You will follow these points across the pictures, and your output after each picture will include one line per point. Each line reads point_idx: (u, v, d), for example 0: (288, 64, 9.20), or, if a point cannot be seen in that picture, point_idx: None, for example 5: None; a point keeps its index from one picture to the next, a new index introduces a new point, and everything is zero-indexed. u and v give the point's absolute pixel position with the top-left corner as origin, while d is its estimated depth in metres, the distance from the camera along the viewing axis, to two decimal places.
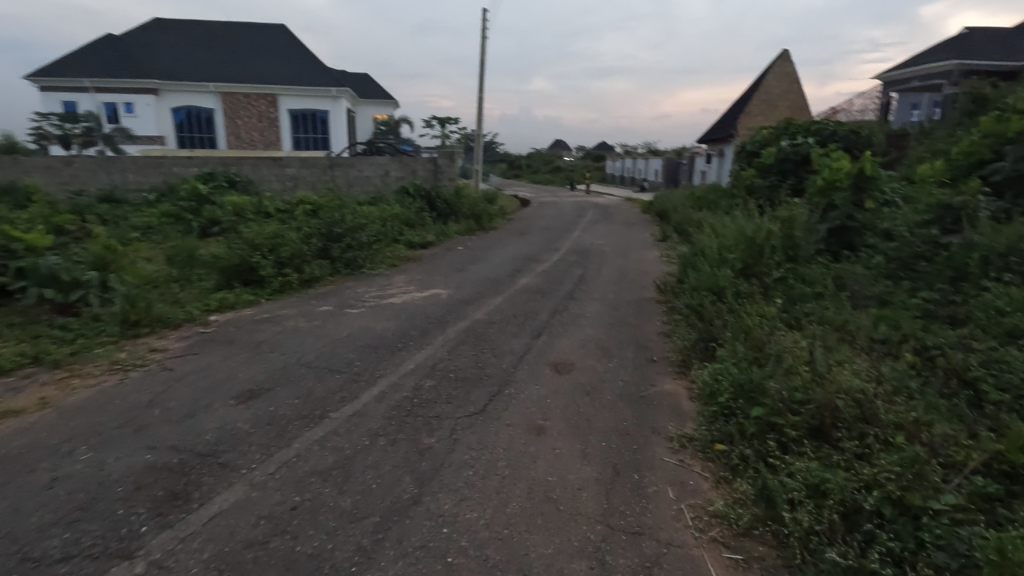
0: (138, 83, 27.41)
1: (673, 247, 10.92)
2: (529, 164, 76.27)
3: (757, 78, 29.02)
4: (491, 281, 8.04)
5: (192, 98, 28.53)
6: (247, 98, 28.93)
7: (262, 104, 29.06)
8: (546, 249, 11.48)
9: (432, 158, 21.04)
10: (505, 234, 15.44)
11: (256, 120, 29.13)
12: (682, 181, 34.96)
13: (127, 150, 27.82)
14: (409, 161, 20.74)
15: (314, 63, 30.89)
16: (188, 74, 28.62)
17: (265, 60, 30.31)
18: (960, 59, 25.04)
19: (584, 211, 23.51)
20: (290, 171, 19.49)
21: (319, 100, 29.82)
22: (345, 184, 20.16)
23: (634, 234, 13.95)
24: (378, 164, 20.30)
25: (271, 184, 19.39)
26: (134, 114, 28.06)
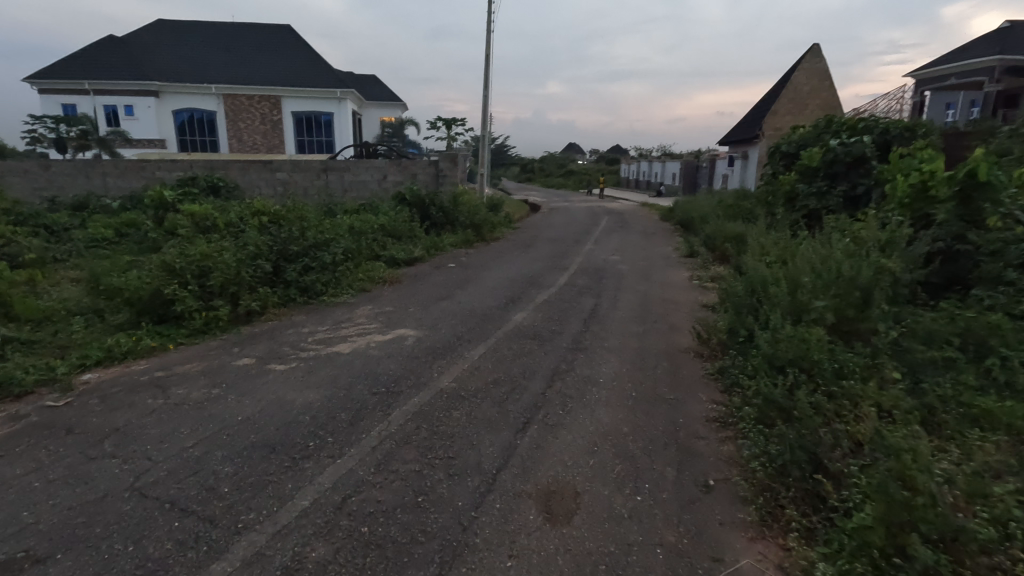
0: (135, 84, 26.19)
1: (704, 266, 9.13)
2: (542, 168, 74.52)
3: (784, 75, 26.98)
4: (476, 316, 6.32)
5: (191, 100, 27.26)
6: (248, 99, 27.56)
7: (266, 106, 27.65)
8: (553, 267, 9.69)
9: (432, 162, 19.40)
10: (508, 245, 13.69)
11: (257, 121, 27.77)
12: (702, 186, 32.95)
13: (124, 154, 26.71)
14: (407, 164, 19.12)
15: (316, 62, 29.46)
16: (186, 75, 27.38)
17: (265, 59, 28.94)
18: (1002, 55, 22.82)
19: (598, 218, 21.69)
20: (281, 175, 18.01)
21: (322, 101, 28.43)
22: (339, 190, 18.60)
23: (655, 248, 12.17)
24: (375, 167, 18.70)
25: (262, 189, 17.95)
26: (130, 116, 26.82)
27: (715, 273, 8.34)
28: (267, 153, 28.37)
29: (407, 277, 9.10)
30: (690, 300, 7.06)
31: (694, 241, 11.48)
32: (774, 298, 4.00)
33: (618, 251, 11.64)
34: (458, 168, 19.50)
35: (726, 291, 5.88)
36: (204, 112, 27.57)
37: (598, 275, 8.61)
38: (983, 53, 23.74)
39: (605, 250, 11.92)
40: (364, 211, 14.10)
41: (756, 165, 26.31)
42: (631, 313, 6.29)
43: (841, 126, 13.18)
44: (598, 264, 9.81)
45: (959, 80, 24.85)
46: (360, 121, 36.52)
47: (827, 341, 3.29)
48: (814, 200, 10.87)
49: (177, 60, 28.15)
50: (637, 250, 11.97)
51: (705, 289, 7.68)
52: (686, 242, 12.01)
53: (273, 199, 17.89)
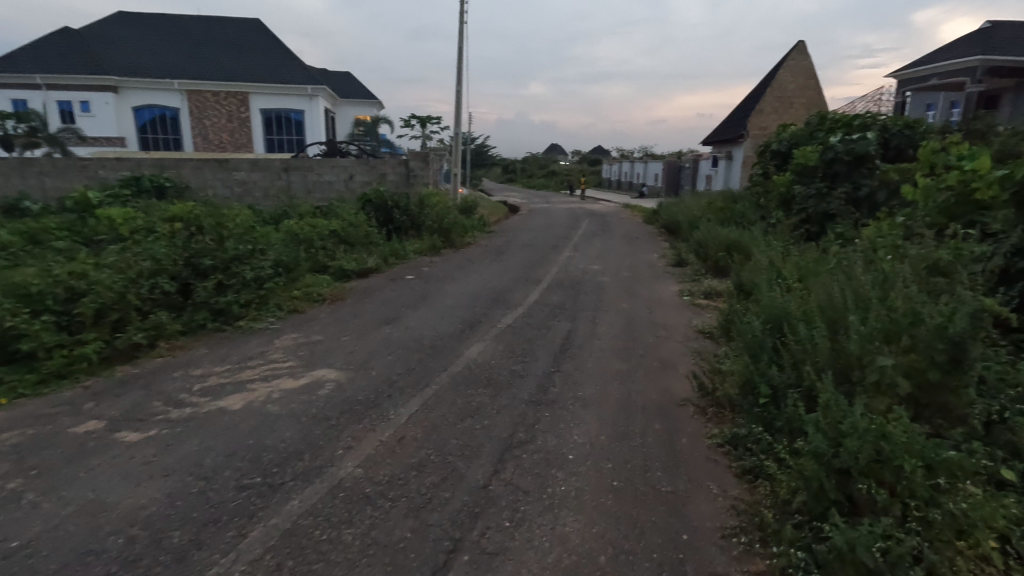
0: (91, 78, 24.34)
1: (695, 279, 8.04)
2: (523, 168, 73.47)
3: (769, 73, 26.24)
4: (421, 348, 5.10)
5: (153, 96, 25.49)
6: (216, 96, 25.86)
7: (233, 103, 26.01)
8: (526, 279, 8.51)
9: (402, 161, 18.13)
10: (480, 252, 12.50)
11: (222, 118, 26.04)
12: (685, 187, 32.15)
13: (79, 153, 24.74)
14: (375, 163, 17.83)
15: (284, 56, 27.90)
16: (147, 69, 25.61)
17: (229, 52, 27.32)
18: (984, 55, 22.15)
19: (579, 221, 20.61)
20: (238, 175, 16.59)
21: (292, 99, 26.70)
22: (301, 191, 17.22)
23: (639, 256, 11.09)
24: (340, 166, 17.36)
25: (217, 190, 16.51)
26: (86, 113, 24.88)
27: (709, 289, 7.23)
28: (234, 152, 26.52)
29: (353, 292, 7.86)
30: (681, 323, 5.93)
31: (682, 249, 10.41)
32: (811, 347, 2.86)
33: (598, 259, 10.53)
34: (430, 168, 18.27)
35: (730, 319, 4.74)
36: (168, 110, 25.83)
37: (576, 291, 7.44)
38: (966, 52, 23.28)
39: (584, 258, 10.80)
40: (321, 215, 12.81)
41: (741, 165, 25.54)
42: (612, 344, 5.13)
43: (836, 123, 12.23)
44: (576, 276, 8.67)
45: (941, 79, 24.36)
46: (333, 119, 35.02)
47: (907, 429, 2.15)
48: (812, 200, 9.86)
49: (137, 53, 26.35)
50: (620, 257, 10.88)
51: (698, 308, 6.57)
52: (673, 250, 10.94)
53: (229, 201, 16.46)
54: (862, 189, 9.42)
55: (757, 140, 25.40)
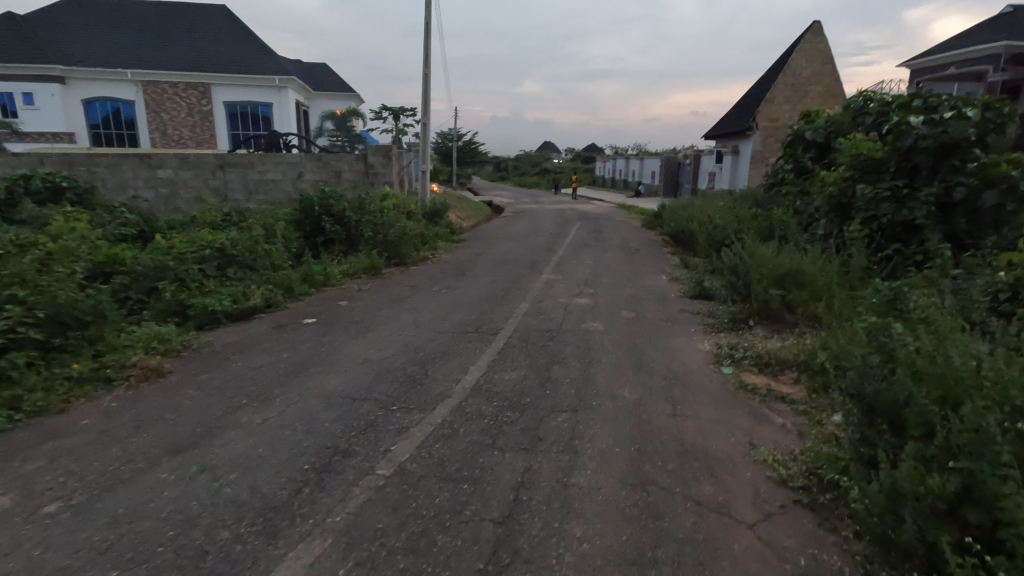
0: (34, 66, 20.15)
1: (737, 331, 5.23)
2: (514, 167, 70.88)
3: (780, 58, 23.38)
4: (169, 566, 2.23)
5: (108, 88, 21.46)
6: (175, 87, 21.82)
7: (193, 95, 22.08)
8: (481, 327, 5.62)
9: (358, 156, 15.25)
10: (440, 271, 9.69)
11: (182, 113, 22.11)
12: (686, 187, 29.51)
13: (12, 149, 20.36)
14: (326, 159, 14.91)
15: (254, 47, 24.04)
16: (96, 57, 21.69)
17: (190, 40, 23.35)
18: (1009, 39, 19.31)
19: (568, 225, 17.91)
20: (163, 173, 13.64)
21: (259, 91, 22.91)
22: (239, 193, 14.28)
23: (642, 279, 8.31)
24: (285, 162, 14.43)
25: (137, 192, 13.57)
26: (30, 106, 20.62)
27: (766, 356, 4.42)
28: (197, 148, 22.79)
29: (199, 356, 4.97)
30: (735, 452, 3.10)
31: (706, 277, 7.55)
32: None
33: (585, 286, 7.73)
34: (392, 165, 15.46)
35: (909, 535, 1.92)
36: (123, 103, 21.78)
37: (547, 360, 4.59)
38: (990, 37, 20.38)
39: (564, 283, 7.98)
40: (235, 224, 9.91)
41: (749, 162, 23.00)
42: (604, 547, 2.29)
43: (894, 105, 9.49)
44: (555, 320, 5.84)
45: (960, 68, 21.61)
46: (304, 113, 32.07)
47: None
48: (882, 204, 7.08)
49: (85, 38, 22.33)
50: (618, 281, 8.11)
51: (755, 406, 3.75)
52: (692, 275, 8.14)
53: (153, 206, 13.57)
54: (957, 190, 6.66)
55: (767, 132, 22.70)
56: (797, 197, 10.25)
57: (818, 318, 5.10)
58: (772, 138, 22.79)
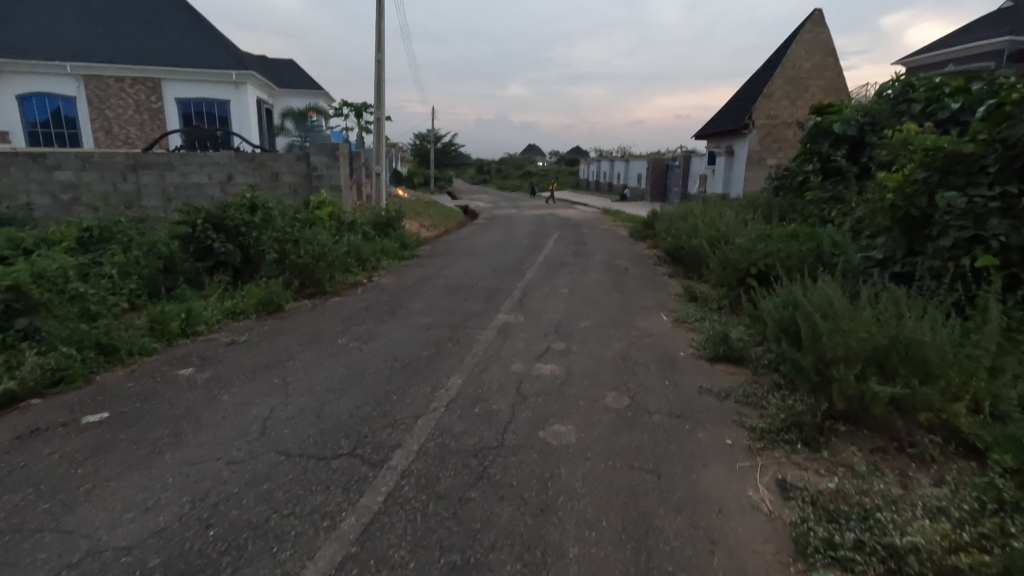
0: None
1: (817, 466, 2.95)
2: (497, 170, 68.78)
3: (777, 50, 21.31)
4: None
5: (44, 81, 17.58)
6: (121, 83, 18.06)
7: (141, 90, 18.29)
8: (366, 441, 3.25)
9: (298, 156, 12.70)
10: (371, 303, 7.38)
11: (128, 110, 18.27)
12: (676, 190, 27.52)
13: None
14: (260, 158, 12.28)
15: (213, 31, 19.96)
16: (24, 45, 17.61)
17: (139, 26, 19.35)
18: (1012, 34, 16.98)
19: (547, 235, 15.71)
20: (60, 175, 10.91)
21: (213, 87, 18.88)
22: (155, 199, 11.50)
23: (635, 321, 5.99)
24: (212, 162, 11.71)
25: (24, 198, 10.85)
26: None
27: (908, 556, 2.15)
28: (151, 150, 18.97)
29: None
30: None
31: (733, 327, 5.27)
32: None
33: (551, 335, 5.41)
34: (340, 166, 13.02)
35: None
36: (64, 101, 17.91)
37: (452, 563, 2.24)
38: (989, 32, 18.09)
39: (521, 329, 5.66)
40: (102, 251, 7.53)
41: (745, 163, 20.97)
42: None
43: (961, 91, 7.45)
44: (495, 423, 3.48)
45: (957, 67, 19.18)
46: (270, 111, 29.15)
47: None
48: (986, 218, 4.89)
49: (7, 26, 18.07)
50: (602, 325, 5.79)
51: None
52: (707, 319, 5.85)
53: (47, 215, 10.88)
54: None
55: (764, 131, 20.71)
56: (829, 207, 8.09)
57: (957, 435, 2.86)
58: (770, 137, 20.78)
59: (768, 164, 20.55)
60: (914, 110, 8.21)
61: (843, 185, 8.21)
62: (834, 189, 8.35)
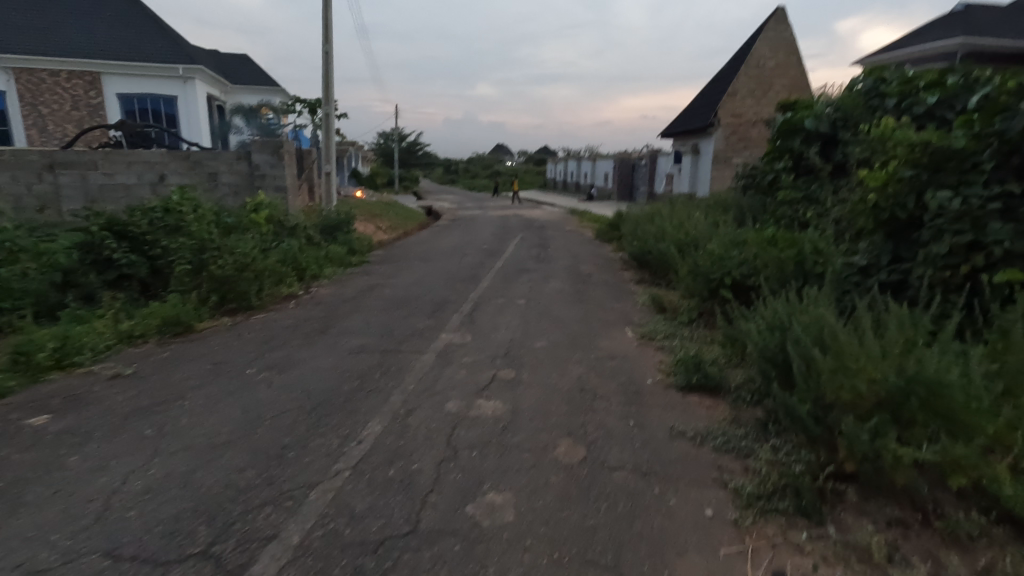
0: None
1: (825, 553, 2.26)
2: (464, 169, 67.80)
3: (742, 48, 21.07)
4: None
5: None
6: (55, 76, 16.15)
7: (79, 85, 16.45)
8: (230, 532, 2.41)
9: (237, 154, 11.51)
10: (302, 320, 6.47)
11: (65, 106, 16.37)
12: (642, 190, 27.18)
13: None
14: (195, 156, 11.07)
15: (159, 23, 18.28)
16: None
17: (74, 15, 17.56)
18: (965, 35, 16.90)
19: (509, 237, 14.99)
20: None
21: (159, 83, 17.11)
22: (76, 203, 10.16)
23: (598, 340, 5.27)
24: (140, 160, 10.54)
25: None
26: None
27: None
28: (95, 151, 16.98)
29: None
30: None
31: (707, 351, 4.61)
32: None
33: (500, 360, 4.65)
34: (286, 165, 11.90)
35: None
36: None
37: None
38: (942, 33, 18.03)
39: (465, 352, 4.87)
40: None
41: (711, 162, 20.67)
42: None
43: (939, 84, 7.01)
44: (413, 494, 2.69)
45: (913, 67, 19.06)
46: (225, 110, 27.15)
47: None
48: (986, 221, 4.36)
49: None
50: (560, 346, 5.05)
51: None
52: (678, 339, 5.17)
53: None
54: None
55: (730, 130, 20.44)
56: (804, 207, 7.57)
57: (1000, 505, 2.22)
58: (736, 136, 20.52)
59: (733, 163, 20.29)
60: (887, 105, 7.78)
61: (816, 184, 7.71)
62: (807, 188, 7.84)
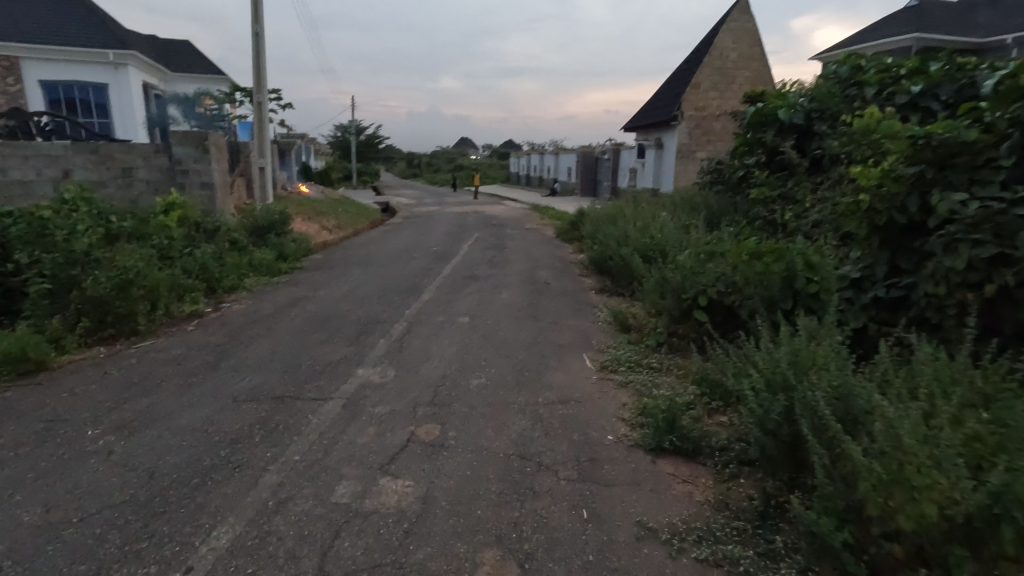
0: None
1: None
2: (426, 164, 66.18)
3: (704, 39, 20.50)
4: None
5: None
6: None
7: None
8: None
9: (156, 147, 10.00)
10: (195, 349, 5.34)
11: None
12: (605, 185, 26.49)
13: None
14: (105, 149, 9.59)
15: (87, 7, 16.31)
16: None
17: None
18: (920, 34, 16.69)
19: (464, 236, 13.97)
20: None
21: (86, 70, 15.15)
22: None
23: (549, 373, 4.35)
24: (41, 155, 9.15)
25: None
26: None
27: None
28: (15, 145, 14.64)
29: None
30: None
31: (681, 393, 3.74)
32: None
33: (424, 409, 3.67)
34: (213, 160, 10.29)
35: None
36: None
37: None
38: (898, 28, 17.76)
39: (380, 397, 3.87)
40: None
41: (675, 157, 20.07)
42: None
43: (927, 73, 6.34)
44: None
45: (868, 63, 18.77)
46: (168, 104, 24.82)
47: None
48: (1011, 230, 3.58)
49: None
50: (501, 384, 4.10)
51: None
52: (645, 373, 4.30)
53: None
54: None
55: (694, 123, 19.87)
56: (780, 207, 6.83)
57: None
58: (699, 130, 19.98)
59: (698, 158, 19.73)
60: (867, 94, 7.11)
61: (793, 181, 6.99)
62: (783, 186, 7.09)
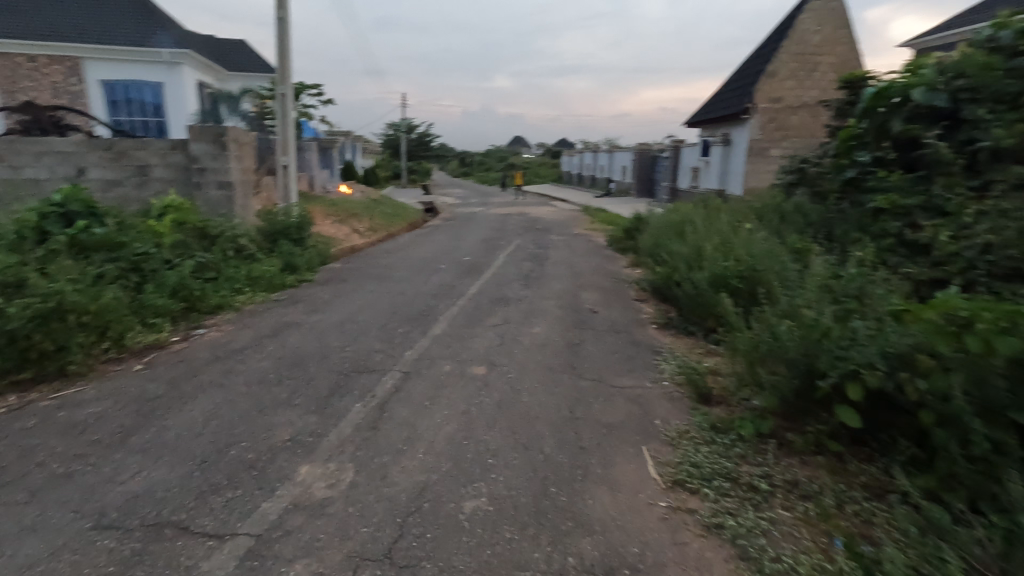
0: None
1: None
2: (477, 162, 65.29)
3: (784, 21, 18.08)
4: None
5: None
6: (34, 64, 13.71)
7: (60, 72, 13.96)
8: None
9: (173, 142, 8.80)
10: (117, 405, 4.00)
11: (45, 95, 13.92)
12: (663, 185, 24.36)
13: None
14: (120, 145, 8.54)
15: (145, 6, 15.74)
16: None
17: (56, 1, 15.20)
18: None
19: (502, 243, 12.46)
20: None
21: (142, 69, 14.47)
22: None
23: (587, 494, 2.73)
24: (53, 151, 8.31)
25: None
26: None
27: None
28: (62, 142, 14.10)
29: None
30: None
31: None
32: None
33: None
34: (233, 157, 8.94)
35: None
36: None
37: None
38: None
39: (305, 542, 2.38)
40: None
41: (745, 154, 17.82)
42: None
43: None
44: None
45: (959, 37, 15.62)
46: None
47: None
48: None
49: None
50: (507, 519, 2.54)
51: None
52: (747, 505, 2.63)
53: None
54: None
55: (768, 116, 17.58)
56: (922, 223, 4.93)
57: None
58: (773, 124, 17.67)
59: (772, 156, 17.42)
60: None
61: (939, 186, 5.06)
62: (924, 193, 5.17)
